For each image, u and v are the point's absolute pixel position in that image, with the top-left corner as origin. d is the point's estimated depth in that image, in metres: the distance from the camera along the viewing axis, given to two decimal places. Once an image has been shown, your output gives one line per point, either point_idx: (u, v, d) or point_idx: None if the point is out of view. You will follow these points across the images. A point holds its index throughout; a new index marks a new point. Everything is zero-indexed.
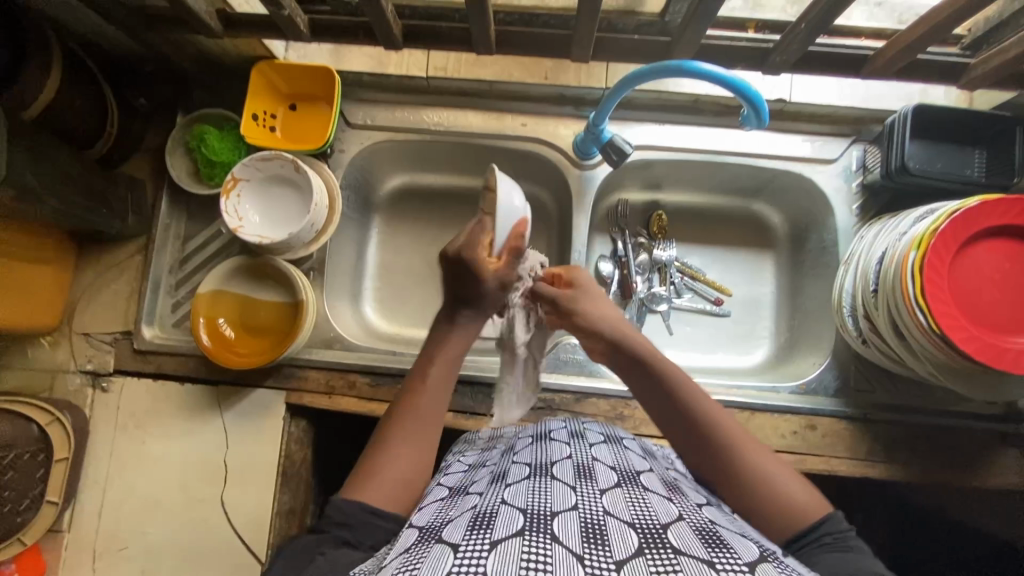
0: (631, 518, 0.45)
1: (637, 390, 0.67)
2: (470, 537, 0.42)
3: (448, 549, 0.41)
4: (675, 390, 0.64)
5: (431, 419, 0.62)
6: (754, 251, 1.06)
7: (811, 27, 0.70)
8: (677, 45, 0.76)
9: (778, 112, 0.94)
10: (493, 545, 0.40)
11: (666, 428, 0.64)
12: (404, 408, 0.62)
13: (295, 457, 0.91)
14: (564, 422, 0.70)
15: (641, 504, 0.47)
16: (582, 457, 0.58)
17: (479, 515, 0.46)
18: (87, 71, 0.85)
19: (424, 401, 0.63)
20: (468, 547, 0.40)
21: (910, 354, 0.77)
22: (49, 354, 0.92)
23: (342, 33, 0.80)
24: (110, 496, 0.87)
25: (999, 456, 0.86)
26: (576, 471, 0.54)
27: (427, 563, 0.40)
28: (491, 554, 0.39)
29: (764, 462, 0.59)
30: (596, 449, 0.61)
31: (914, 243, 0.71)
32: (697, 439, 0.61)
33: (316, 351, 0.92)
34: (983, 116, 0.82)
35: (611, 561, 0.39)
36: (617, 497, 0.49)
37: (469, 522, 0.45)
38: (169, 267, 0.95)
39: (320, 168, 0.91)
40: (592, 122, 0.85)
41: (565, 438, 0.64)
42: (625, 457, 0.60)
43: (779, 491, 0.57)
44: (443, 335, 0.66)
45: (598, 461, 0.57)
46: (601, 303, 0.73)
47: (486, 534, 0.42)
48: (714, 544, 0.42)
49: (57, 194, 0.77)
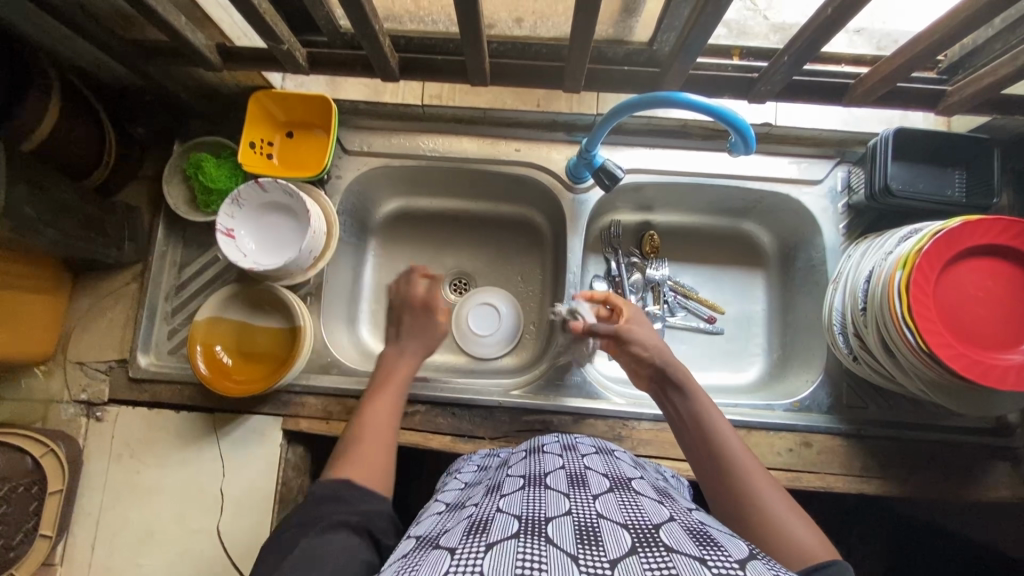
0: (623, 520, 0.46)
1: (673, 415, 0.72)
2: (465, 542, 0.43)
3: (444, 553, 0.42)
4: (700, 415, 0.69)
5: (391, 402, 0.76)
6: (744, 269, 1.08)
7: (794, 59, 0.73)
8: (666, 74, 0.79)
9: (765, 135, 0.97)
10: (489, 546, 0.41)
11: (690, 453, 0.68)
12: (370, 396, 0.77)
13: (292, 484, 0.91)
14: (557, 436, 0.70)
15: (633, 508, 0.48)
16: (575, 467, 0.59)
17: (475, 522, 0.47)
18: (86, 102, 0.85)
19: (382, 395, 0.77)
20: (464, 550, 0.42)
21: (900, 370, 0.78)
22: (43, 384, 0.91)
23: (340, 66, 0.82)
24: (103, 528, 0.86)
25: (992, 470, 0.88)
26: (570, 480, 0.54)
27: (424, 567, 0.41)
28: (487, 555, 0.40)
29: (775, 501, 0.58)
30: (588, 459, 0.62)
31: (900, 263, 0.73)
32: (712, 466, 0.64)
33: (313, 376, 0.92)
34: (960, 139, 0.85)
35: (605, 560, 0.40)
36: (610, 501, 0.50)
37: (466, 528, 0.46)
38: (165, 295, 0.95)
39: (317, 195, 0.92)
40: (584, 148, 0.87)
41: (557, 451, 0.64)
42: (617, 466, 0.61)
43: (780, 529, 0.56)
44: (394, 362, 0.83)
45: (590, 470, 0.58)
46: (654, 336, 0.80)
47: (483, 537, 0.43)
48: (706, 542, 0.43)
49: (54, 225, 0.78)
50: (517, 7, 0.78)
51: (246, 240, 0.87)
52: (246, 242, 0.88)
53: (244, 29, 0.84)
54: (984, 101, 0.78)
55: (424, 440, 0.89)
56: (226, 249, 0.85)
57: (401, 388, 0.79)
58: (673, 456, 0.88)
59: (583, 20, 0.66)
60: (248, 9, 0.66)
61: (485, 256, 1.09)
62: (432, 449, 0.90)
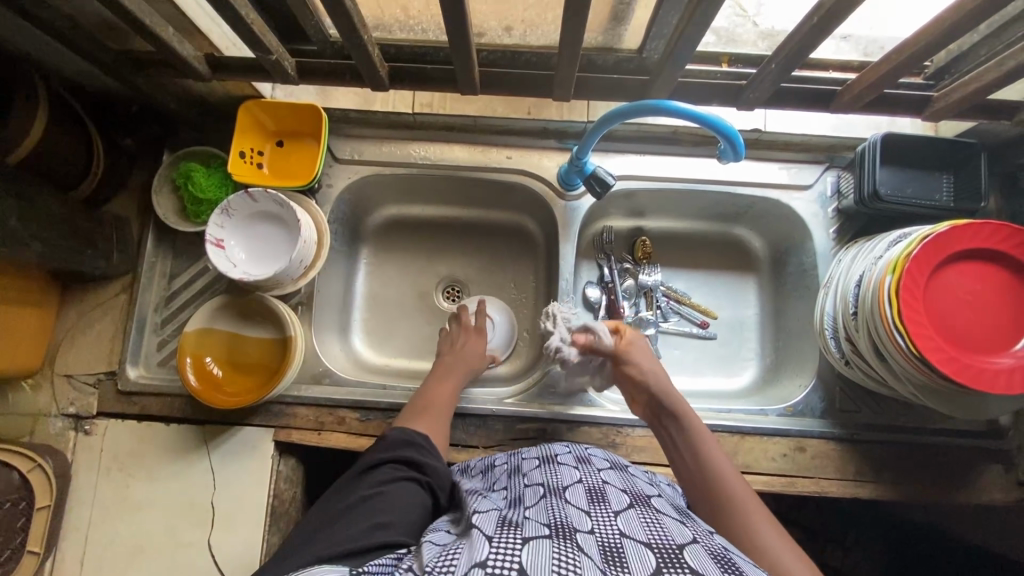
0: (646, 538, 0.48)
1: (671, 447, 0.76)
2: (501, 533, 0.46)
3: (482, 537, 0.46)
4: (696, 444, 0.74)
5: (449, 392, 0.86)
6: (736, 274, 1.08)
7: (781, 67, 0.74)
8: (655, 82, 0.79)
9: (754, 141, 0.97)
10: (526, 542, 0.45)
11: (687, 483, 0.71)
12: (429, 380, 0.88)
13: (284, 496, 0.90)
14: (567, 447, 0.71)
15: (656, 527, 0.51)
16: (592, 480, 0.61)
17: (506, 523, 0.50)
18: (74, 113, 0.85)
19: (439, 385, 0.86)
20: (501, 539, 0.45)
21: (892, 375, 0.79)
22: (31, 397, 0.90)
23: (329, 74, 0.81)
24: (92, 544, 0.85)
25: (985, 472, 0.88)
26: (589, 496, 0.57)
27: (464, 551, 0.44)
28: (525, 549, 0.44)
29: (766, 526, 0.61)
30: (604, 474, 0.64)
31: (890, 267, 0.74)
32: (707, 496, 0.67)
33: (305, 386, 0.91)
34: (947, 144, 0.86)
35: None
36: (631, 518, 0.53)
37: (498, 521, 0.50)
38: (154, 306, 0.94)
39: (308, 205, 0.91)
40: (575, 155, 0.87)
41: (573, 463, 0.66)
42: (634, 483, 0.64)
43: (771, 552, 0.58)
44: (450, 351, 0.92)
45: (608, 485, 0.61)
46: (652, 362, 0.83)
47: (517, 533, 0.47)
48: (729, 569, 0.45)
49: (41, 238, 0.77)
50: (506, 15, 0.77)
51: (236, 250, 0.87)
52: (235, 251, 0.87)
53: (233, 40, 0.84)
54: (970, 106, 0.78)
55: None
56: (216, 259, 0.84)
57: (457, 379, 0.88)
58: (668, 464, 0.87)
59: (572, 28, 0.66)
60: (236, 20, 0.66)
61: (478, 263, 1.09)
62: None
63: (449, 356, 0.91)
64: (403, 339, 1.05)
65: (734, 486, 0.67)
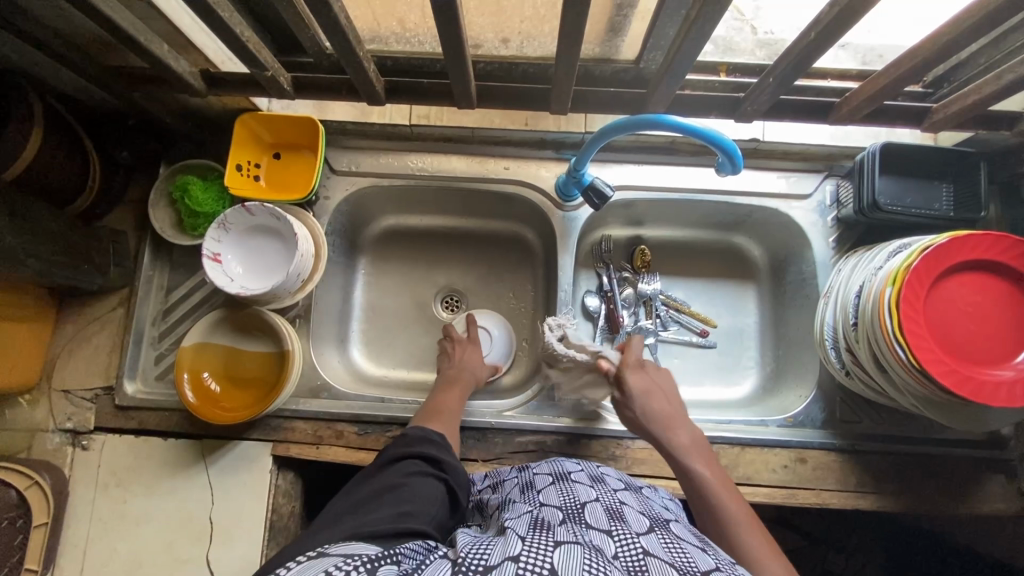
0: (670, 560, 0.48)
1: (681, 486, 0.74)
2: (534, 534, 0.47)
3: (516, 538, 0.47)
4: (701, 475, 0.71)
5: (457, 399, 0.86)
6: (736, 282, 1.08)
7: (777, 82, 0.73)
8: (652, 96, 0.79)
9: (752, 151, 0.97)
10: (558, 544, 0.45)
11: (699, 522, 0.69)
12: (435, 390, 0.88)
13: (283, 511, 0.89)
14: (580, 464, 0.71)
15: (679, 551, 0.51)
16: (609, 500, 0.61)
17: (538, 526, 0.51)
18: (70, 128, 0.84)
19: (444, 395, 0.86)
20: (535, 539, 0.46)
21: (894, 387, 0.78)
22: (28, 413, 0.90)
23: (326, 90, 0.81)
24: (90, 560, 0.84)
25: (987, 483, 0.88)
26: (608, 514, 0.57)
27: (498, 548, 0.46)
28: (558, 550, 0.44)
29: (775, 567, 0.59)
30: (621, 494, 0.64)
31: (889, 278, 0.73)
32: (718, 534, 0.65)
33: (303, 400, 0.91)
34: (947, 154, 0.86)
35: None
36: (653, 540, 0.52)
37: (529, 525, 0.51)
38: (151, 319, 0.94)
39: (305, 217, 0.91)
40: (573, 166, 0.87)
41: (587, 481, 0.66)
42: (651, 506, 0.63)
43: None
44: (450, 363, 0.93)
45: (625, 505, 0.60)
46: (653, 389, 0.80)
47: (550, 536, 0.47)
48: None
49: (37, 254, 0.77)
50: (504, 27, 0.77)
51: (235, 266, 0.87)
52: (234, 266, 0.87)
53: (229, 55, 0.84)
54: (967, 118, 0.78)
55: None
56: (213, 274, 0.84)
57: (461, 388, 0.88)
58: (669, 476, 0.87)
59: (569, 42, 0.65)
60: (230, 36, 0.65)
61: (477, 273, 1.08)
62: None
63: (454, 367, 0.91)
64: (401, 350, 1.05)
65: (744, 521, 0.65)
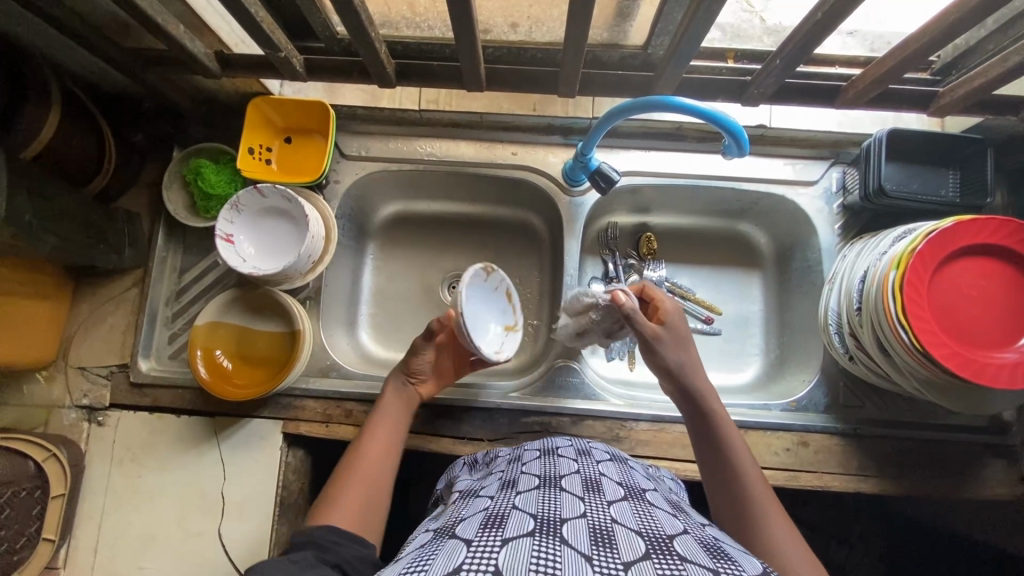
0: (637, 527, 0.50)
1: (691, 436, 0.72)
2: (482, 535, 0.47)
3: (461, 543, 0.46)
4: (717, 430, 0.69)
5: (384, 449, 0.75)
6: (741, 269, 1.09)
7: (785, 62, 0.73)
8: (659, 78, 0.79)
9: (759, 137, 0.97)
10: (505, 542, 0.45)
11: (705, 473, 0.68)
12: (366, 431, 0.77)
13: (292, 487, 0.91)
14: (569, 440, 0.72)
15: (648, 517, 0.52)
16: (589, 471, 0.62)
17: (491, 516, 0.51)
18: (85, 109, 0.86)
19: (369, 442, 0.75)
20: (480, 542, 0.45)
21: (895, 369, 0.79)
22: (44, 389, 0.92)
23: (337, 71, 0.82)
24: (106, 532, 0.87)
25: (989, 468, 0.88)
26: (584, 484, 0.58)
27: (441, 555, 0.44)
28: (503, 549, 0.44)
29: (783, 529, 0.60)
30: (602, 465, 0.65)
31: (893, 263, 0.74)
32: (726, 488, 0.65)
33: (312, 379, 0.93)
34: (955, 140, 0.86)
35: (620, 562, 0.43)
36: (624, 508, 0.54)
37: (482, 521, 0.50)
38: (165, 299, 0.96)
39: (315, 200, 0.92)
40: (580, 151, 0.88)
41: (572, 455, 0.67)
42: (631, 476, 0.64)
43: (783, 549, 0.57)
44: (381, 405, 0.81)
45: (605, 476, 0.61)
46: (690, 340, 0.76)
47: (498, 533, 0.46)
48: (719, 556, 0.47)
49: (55, 232, 0.79)
50: (512, 12, 0.78)
51: (245, 247, 0.88)
52: (245, 249, 0.88)
53: (241, 37, 0.85)
54: (975, 102, 0.78)
55: (423, 441, 0.90)
56: (226, 254, 0.85)
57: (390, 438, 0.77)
58: (671, 457, 0.88)
59: (577, 25, 0.66)
60: (245, 17, 0.67)
61: (483, 259, 1.10)
62: (432, 450, 0.90)
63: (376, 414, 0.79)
64: (408, 334, 1.06)
65: (755, 482, 0.64)
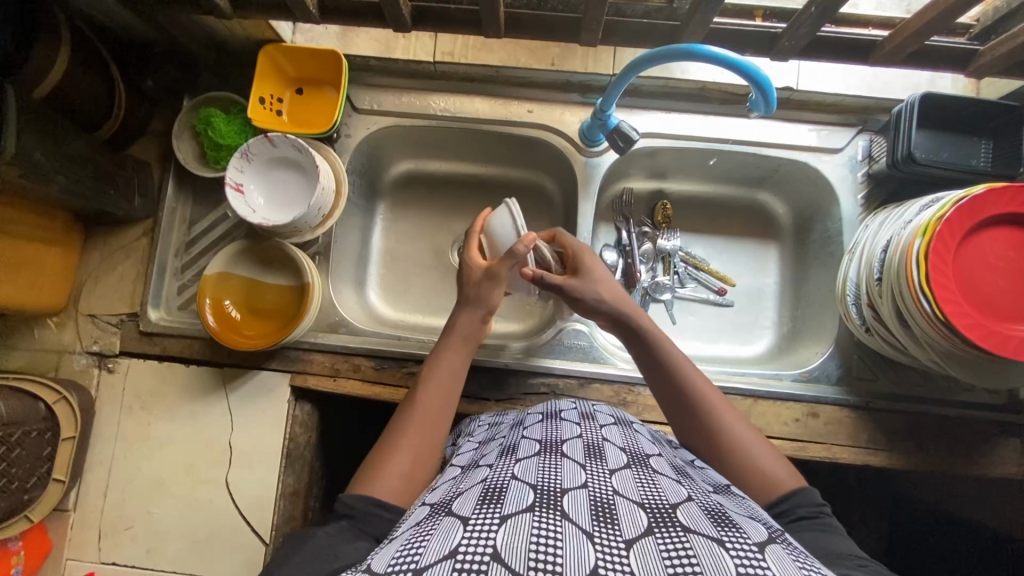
0: (639, 499, 0.48)
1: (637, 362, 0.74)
2: (479, 512, 0.45)
3: (458, 522, 0.44)
4: (667, 361, 0.71)
5: (437, 416, 0.69)
6: (757, 240, 1.06)
7: (820, 11, 0.70)
8: (686, 29, 0.76)
9: (785, 100, 0.94)
10: (503, 519, 0.43)
11: (659, 397, 0.71)
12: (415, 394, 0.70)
13: (299, 440, 0.92)
14: (574, 403, 0.72)
15: (650, 486, 0.51)
16: (592, 437, 0.60)
17: (489, 489, 0.49)
18: (94, 51, 0.84)
19: (423, 409, 0.68)
20: (478, 520, 0.43)
21: (915, 343, 0.77)
22: (55, 335, 0.92)
23: (352, 15, 0.80)
24: (116, 477, 0.88)
25: (1001, 446, 0.87)
26: (587, 450, 0.57)
27: (436, 536, 0.43)
28: (501, 528, 0.42)
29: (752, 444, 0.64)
30: (606, 430, 0.63)
31: (919, 231, 0.72)
32: (685, 410, 0.68)
33: (320, 334, 0.92)
34: (990, 106, 0.82)
35: (622, 540, 0.42)
36: (626, 477, 0.52)
37: (480, 495, 0.48)
38: (175, 250, 0.96)
39: (326, 153, 0.91)
40: (599, 108, 0.85)
41: (575, 418, 0.66)
42: (635, 440, 0.63)
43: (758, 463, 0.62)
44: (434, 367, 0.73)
45: (608, 441, 0.60)
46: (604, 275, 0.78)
47: (496, 509, 0.45)
48: (724, 523, 0.45)
49: (65, 174, 0.78)
50: None
51: (255, 197, 0.87)
52: (257, 198, 0.87)
53: None
54: (1015, 63, 0.75)
55: None
56: (236, 204, 0.84)
57: (443, 403, 0.70)
58: None
59: None
60: None
61: None
62: None
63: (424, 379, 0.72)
64: (417, 295, 1.05)
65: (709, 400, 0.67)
